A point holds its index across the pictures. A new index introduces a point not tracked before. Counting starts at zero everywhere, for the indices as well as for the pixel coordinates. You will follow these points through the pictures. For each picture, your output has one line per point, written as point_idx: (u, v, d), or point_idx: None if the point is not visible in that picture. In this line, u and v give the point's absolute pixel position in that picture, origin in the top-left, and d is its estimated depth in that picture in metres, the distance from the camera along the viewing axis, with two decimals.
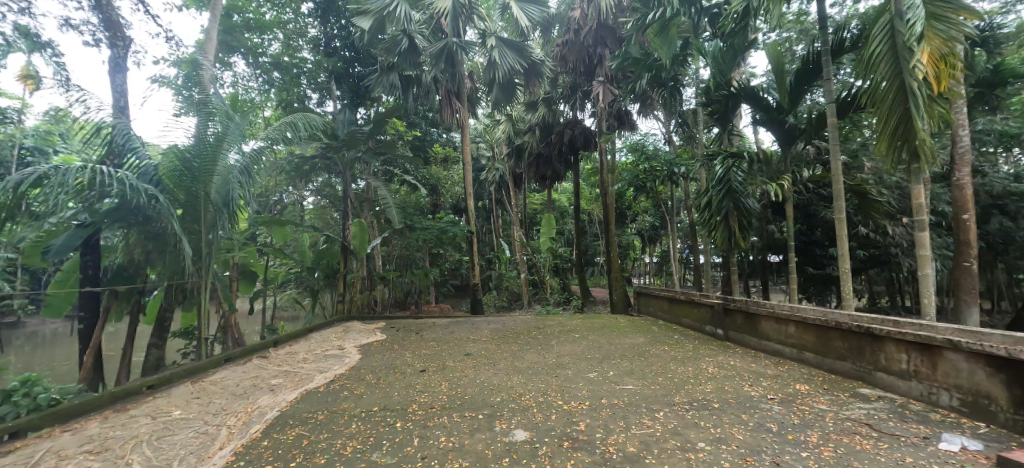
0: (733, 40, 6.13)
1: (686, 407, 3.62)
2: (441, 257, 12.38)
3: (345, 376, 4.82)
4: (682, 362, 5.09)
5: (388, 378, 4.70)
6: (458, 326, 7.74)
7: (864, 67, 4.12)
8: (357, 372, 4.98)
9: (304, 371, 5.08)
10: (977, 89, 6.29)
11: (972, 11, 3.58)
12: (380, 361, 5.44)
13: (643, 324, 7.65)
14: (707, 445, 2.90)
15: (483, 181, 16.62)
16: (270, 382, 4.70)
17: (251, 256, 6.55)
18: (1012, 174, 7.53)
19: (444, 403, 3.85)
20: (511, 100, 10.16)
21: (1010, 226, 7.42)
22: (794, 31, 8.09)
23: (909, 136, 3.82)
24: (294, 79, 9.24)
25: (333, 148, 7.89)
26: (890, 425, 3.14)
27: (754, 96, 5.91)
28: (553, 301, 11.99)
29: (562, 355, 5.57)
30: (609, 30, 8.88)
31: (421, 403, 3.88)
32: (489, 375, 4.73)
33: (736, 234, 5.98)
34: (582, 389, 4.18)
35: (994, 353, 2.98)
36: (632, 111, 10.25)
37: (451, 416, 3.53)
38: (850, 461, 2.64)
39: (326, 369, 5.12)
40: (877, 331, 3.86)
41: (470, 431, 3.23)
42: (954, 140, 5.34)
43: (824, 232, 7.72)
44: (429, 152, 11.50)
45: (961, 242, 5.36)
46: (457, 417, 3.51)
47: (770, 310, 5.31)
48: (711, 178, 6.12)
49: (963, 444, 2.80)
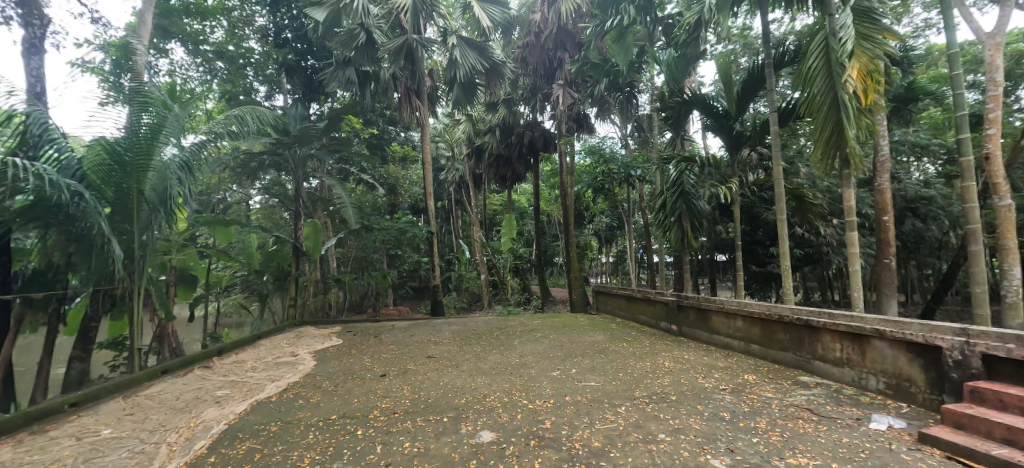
0: (685, 50, 6.48)
1: (646, 400, 3.76)
2: (399, 258, 12.09)
3: (298, 384, 4.58)
4: (640, 357, 5.27)
5: (346, 385, 4.51)
6: (418, 329, 7.56)
7: (802, 80, 4.50)
8: (313, 380, 4.73)
9: (252, 381, 4.76)
10: (895, 103, 7.00)
11: (892, 32, 3.99)
12: (337, 367, 5.21)
13: (601, 322, 7.86)
14: (667, 436, 3.01)
15: (443, 182, 16.51)
16: (215, 393, 4.37)
17: (192, 258, 6.06)
18: (922, 180, 8.42)
19: (408, 407, 3.75)
20: (471, 100, 10.08)
21: (921, 227, 8.33)
22: (739, 44, 8.71)
23: (841, 144, 4.17)
24: (240, 71, 8.63)
25: (283, 143, 7.44)
26: (828, 409, 3.42)
27: (704, 103, 6.24)
28: (513, 301, 12.11)
29: (525, 355, 5.57)
30: (569, 35, 9.13)
31: (383, 408, 3.76)
32: (452, 377, 4.67)
33: (689, 234, 6.27)
34: (546, 387, 4.23)
35: (914, 341, 3.34)
36: (590, 114, 10.50)
37: (416, 420, 3.45)
38: (795, 444, 2.84)
39: (278, 378, 4.84)
40: (814, 323, 4.20)
41: (435, 434, 3.16)
42: (877, 148, 5.90)
43: (765, 232, 8.32)
44: (388, 151, 11.23)
45: (881, 241, 5.93)
46: (421, 421, 3.43)
47: (719, 306, 5.63)
48: (666, 181, 6.40)
49: (889, 423, 3.10)
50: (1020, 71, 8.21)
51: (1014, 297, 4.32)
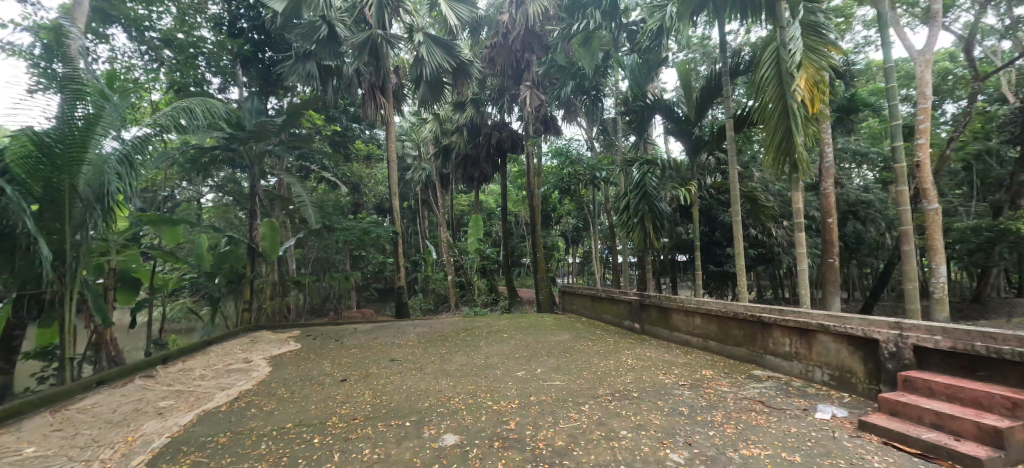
0: (648, 56, 6.69)
1: (609, 398, 3.83)
2: (363, 259, 11.79)
3: (251, 392, 4.37)
4: (604, 356, 5.37)
5: (304, 391, 4.34)
6: (382, 332, 7.39)
7: (755, 89, 4.74)
8: (267, 387, 4.52)
9: (200, 390, 4.49)
10: (839, 113, 7.50)
11: (835, 45, 4.26)
12: (294, 373, 5.00)
13: (567, 322, 7.96)
14: (629, 433, 3.08)
15: (409, 181, 16.27)
16: (158, 404, 4.09)
17: (134, 259, 5.66)
18: (862, 186, 9.05)
19: (368, 412, 3.65)
20: (438, 99, 9.94)
21: (860, 229, 8.94)
22: (699, 53, 9.10)
23: (790, 150, 4.43)
24: (190, 61, 7.86)
25: (238, 139, 7.06)
26: (778, 400, 3.61)
27: (666, 108, 6.47)
28: (480, 302, 12.07)
29: (491, 356, 5.55)
30: (536, 37, 9.22)
31: (342, 414, 3.65)
32: (416, 380, 4.60)
33: (651, 235, 6.45)
34: (511, 388, 4.23)
35: (855, 334, 3.57)
36: (557, 117, 10.63)
37: (377, 426, 3.36)
38: (748, 435, 2.97)
39: (229, 386, 4.59)
40: (766, 319, 4.43)
41: (397, 440, 3.09)
42: (823, 155, 6.28)
43: (722, 234, 8.69)
44: (351, 149, 10.95)
45: (826, 242, 6.31)
46: (382, 427, 3.35)
47: (679, 304, 5.83)
48: (629, 183, 6.57)
49: (832, 412, 3.30)
50: (945, 87, 9.00)
51: (940, 293, 4.72)
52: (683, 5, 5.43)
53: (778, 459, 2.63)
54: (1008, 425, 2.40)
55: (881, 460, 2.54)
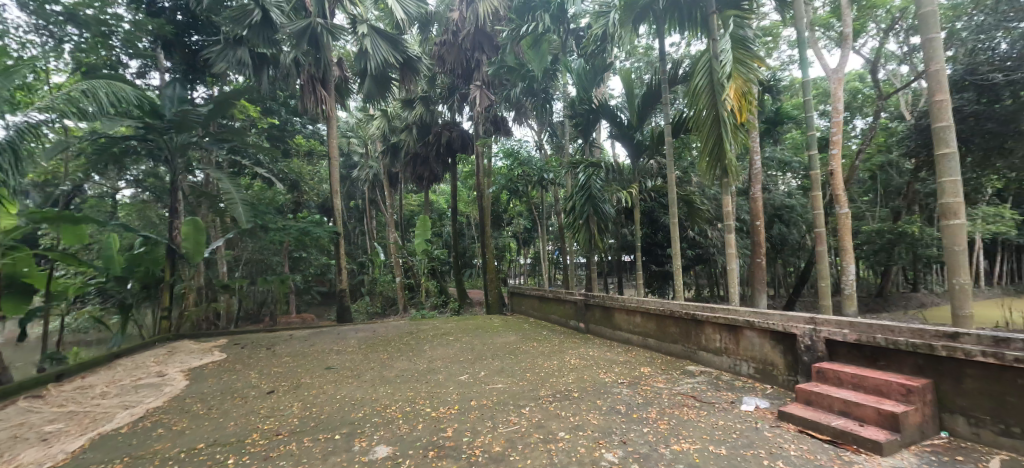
0: (594, 61, 6.89)
1: (550, 399, 3.87)
2: (303, 260, 11.21)
3: (161, 410, 3.99)
4: (549, 356, 5.44)
5: (223, 406, 4.03)
6: (320, 338, 7.04)
7: (690, 97, 5.00)
8: (182, 404, 4.14)
9: (99, 410, 4.02)
10: (766, 124, 8.07)
11: (760, 59, 4.56)
12: (215, 387, 4.63)
13: (514, 323, 7.99)
14: (566, 434, 3.11)
15: (355, 180, 15.68)
16: (43, 429, 3.62)
17: (23, 263, 5.00)
18: (785, 192, 9.79)
19: (295, 427, 3.45)
20: (385, 95, 9.62)
21: (784, 231, 9.69)
22: (643, 61, 9.48)
23: (722, 156, 4.71)
24: (102, 40, 7.02)
25: (156, 129, 6.43)
26: (708, 394, 3.81)
27: (610, 113, 6.68)
28: (429, 304, 11.82)
29: (435, 360, 5.45)
30: (486, 37, 9.19)
31: (265, 430, 3.42)
32: (352, 388, 4.42)
33: (595, 237, 6.60)
34: (452, 393, 4.16)
35: (776, 329, 3.83)
36: (507, 118, 10.65)
37: (302, 441, 3.18)
38: (679, 431, 3.11)
39: (135, 404, 4.16)
40: (699, 317, 4.66)
41: (323, 455, 2.93)
42: (751, 163, 6.71)
43: (663, 235, 9.09)
44: (291, 144, 10.38)
45: (754, 244, 6.75)
46: (309, 441, 3.17)
47: (621, 303, 6.02)
48: (575, 185, 6.70)
49: (756, 404, 3.52)
50: (855, 104, 9.97)
51: (850, 289, 5.20)
52: (625, 13, 5.62)
53: (706, 452, 2.76)
54: (903, 410, 2.66)
55: (796, 448, 2.74)
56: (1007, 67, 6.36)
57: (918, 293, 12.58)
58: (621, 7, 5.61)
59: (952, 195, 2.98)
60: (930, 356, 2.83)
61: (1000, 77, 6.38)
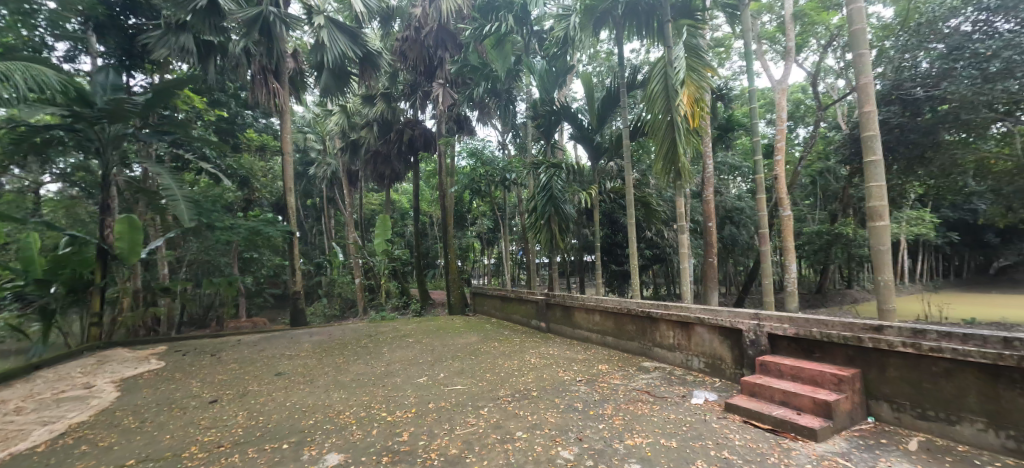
0: (555, 64, 6.97)
1: (509, 399, 3.88)
2: (255, 261, 10.68)
3: (87, 425, 3.68)
4: (509, 356, 5.45)
5: (159, 418, 3.77)
6: (271, 342, 6.73)
7: (647, 102, 5.16)
8: (111, 418, 3.83)
9: (13, 427, 3.65)
10: (719, 130, 8.45)
11: (711, 67, 4.76)
12: (150, 398, 4.32)
13: (476, 323, 7.96)
14: (523, 434, 3.13)
15: (313, 177, 15.12)
16: None
17: None
18: (736, 195, 10.30)
19: (239, 437, 3.28)
20: (344, 90, 9.32)
21: (735, 232, 10.18)
22: (604, 66, 9.71)
23: (676, 159, 4.88)
24: (21, 19, 6.34)
25: (85, 119, 5.91)
26: (662, 389, 3.94)
27: (571, 115, 6.80)
28: (390, 306, 11.58)
29: (393, 363, 5.34)
30: (449, 35, 9.09)
31: (205, 442, 3.23)
32: (303, 395, 4.25)
33: (556, 237, 6.67)
34: (409, 396, 4.08)
35: (724, 325, 4.02)
36: (470, 117, 10.59)
37: (246, 452, 3.02)
38: (633, 426, 3.19)
39: (56, 420, 3.81)
40: (654, 315, 4.82)
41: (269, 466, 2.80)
42: (704, 166, 7.00)
43: (623, 235, 9.32)
44: (241, 139, 9.88)
45: (706, 243, 7.04)
46: (254, 452, 3.02)
47: (580, 302, 6.12)
48: (537, 186, 6.76)
49: (705, 397, 3.68)
50: (798, 113, 10.63)
51: (792, 286, 5.53)
52: (585, 17, 5.74)
53: (657, 446, 2.86)
54: (834, 398, 2.86)
55: (740, 438, 2.88)
56: (927, 84, 6.97)
57: (852, 290, 13.57)
58: (581, 12, 5.73)
59: (878, 199, 3.23)
60: (859, 348, 3.06)
61: (920, 92, 7.00)
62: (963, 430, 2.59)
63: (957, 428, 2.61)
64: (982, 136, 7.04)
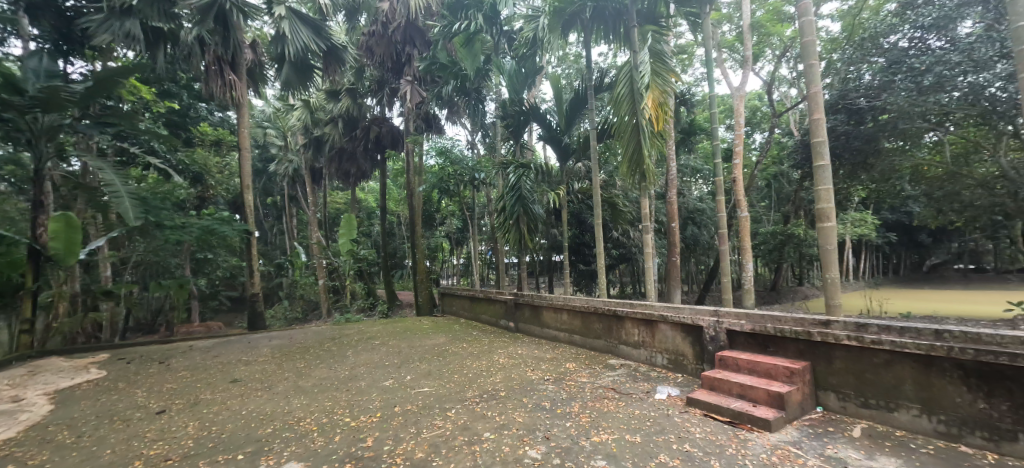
0: (524, 64, 6.98)
1: (476, 400, 3.85)
2: (210, 262, 10.15)
3: (14, 441, 3.37)
4: (478, 357, 5.42)
5: (99, 432, 3.50)
6: (226, 348, 6.41)
7: (614, 105, 5.25)
8: (42, 434, 3.52)
9: None
10: (681, 134, 8.73)
11: (675, 72, 4.89)
12: (88, 411, 4.01)
13: (445, 324, 7.87)
14: (491, 434, 3.11)
15: (273, 174, 14.54)
16: None
17: None
18: (698, 197, 10.66)
19: (189, 449, 3.09)
20: (306, 84, 8.99)
21: (696, 233, 10.54)
22: (572, 68, 9.84)
23: (641, 161, 4.98)
24: None
25: (14, 107, 5.42)
26: (627, 386, 4.01)
27: (539, 116, 6.85)
28: (356, 308, 11.28)
29: (358, 366, 5.20)
30: (418, 31, 8.94)
31: (150, 456, 3.02)
32: (261, 402, 4.06)
33: (525, 237, 6.68)
34: (374, 400, 3.97)
35: (686, 322, 4.14)
36: (439, 115, 10.47)
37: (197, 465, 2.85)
38: (599, 423, 3.23)
39: None
40: (620, 313, 4.91)
41: None
42: (668, 168, 7.21)
43: (590, 235, 9.47)
44: (194, 133, 9.36)
45: (670, 243, 7.24)
46: (205, 465, 2.85)
47: (549, 302, 6.16)
48: (506, 186, 6.75)
49: (668, 392, 3.77)
50: (755, 119, 11.14)
51: (749, 284, 5.77)
52: (553, 19, 5.79)
53: (621, 442, 2.90)
54: (787, 390, 2.99)
55: (700, 431, 2.96)
56: (870, 94, 7.42)
57: (804, 287, 14.35)
58: (550, 14, 5.78)
59: (827, 202, 3.40)
60: (809, 341, 3.22)
61: (864, 102, 7.47)
62: (900, 416, 2.76)
63: (895, 415, 2.79)
64: (918, 144, 7.58)
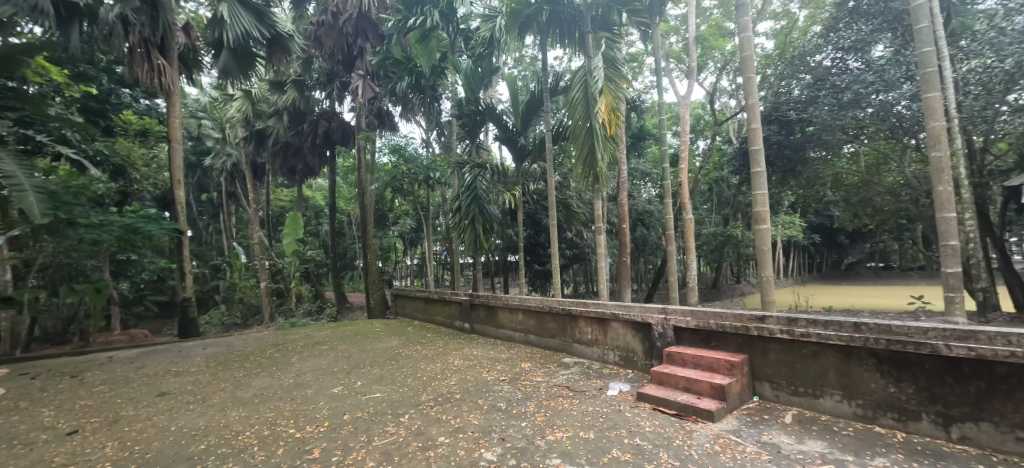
0: (481, 63, 6.94)
1: (431, 404, 3.77)
2: (132, 263, 9.24)
3: None
4: (432, 359, 5.31)
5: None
6: (151, 357, 5.86)
7: (569, 108, 5.34)
8: None
9: None
10: (632, 138, 9.05)
11: (627, 78, 5.05)
12: None
13: (398, 327, 7.66)
14: (446, 438, 3.06)
15: (208, 169, 13.51)
16: None
17: None
18: (647, 199, 11.11)
19: None
20: (247, 74, 8.42)
21: (646, 234, 10.99)
22: (528, 69, 9.90)
23: (594, 164, 5.10)
24: None
25: None
26: (580, 384, 4.09)
27: (495, 116, 6.84)
28: (301, 312, 10.72)
29: (303, 374, 4.92)
30: (370, 24, 8.63)
31: None
32: (193, 416, 3.73)
33: (481, 237, 6.63)
34: (322, 409, 3.77)
35: (636, 320, 4.28)
36: (393, 112, 10.20)
37: None
38: (554, 421, 3.27)
39: None
40: (573, 312, 5.00)
41: None
42: (620, 172, 7.45)
43: (545, 236, 9.60)
44: (114, 121, 8.49)
45: (621, 244, 7.50)
46: None
47: (504, 302, 6.16)
48: (461, 186, 6.68)
49: (619, 388, 3.89)
50: (699, 127, 11.79)
51: (694, 283, 6.09)
52: (511, 20, 5.82)
53: (576, 439, 2.95)
54: (727, 382, 3.18)
55: (650, 425, 3.08)
56: (799, 108, 8.02)
57: (741, 285, 15.37)
58: (506, 15, 5.80)
59: (764, 205, 3.65)
60: (746, 335, 3.44)
61: (794, 115, 8.14)
62: (825, 402, 3.01)
63: (820, 401, 3.04)
64: (838, 154, 8.34)
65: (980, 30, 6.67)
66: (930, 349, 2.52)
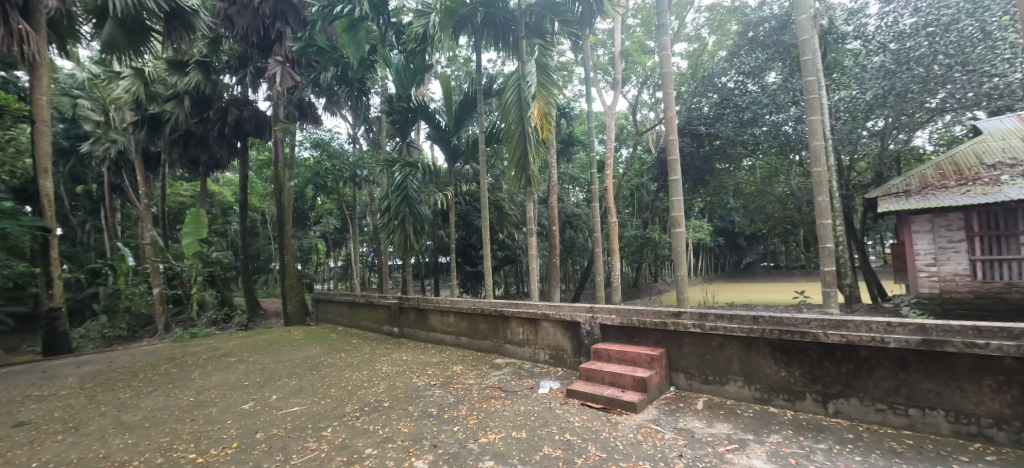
0: (414, 60, 6.74)
1: (357, 414, 3.57)
2: None
3: None
4: (357, 367, 5.03)
5: None
6: (3, 381, 4.87)
7: (502, 112, 5.40)
8: None
9: None
10: (562, 144, 9.37)
11: (558, 86, 5.22)
12: None
13: (319, 334, 7.16)
14: (373, 450, 2.91)
15: (85, 156, 11.62)
16: None
17: None
18: (575, 203, 11.58)
19: None
20: (138, 50, 7.34)
21: (574, 236, 11.44)
22: (462, 69, 9.84)
23: (527, 167, 5.18)
24: None
25: None
26: (511, 384, 4.13)
27: (427, 115, 6.70)
28: (203, 321, 9.59)
29: (206, 390, 4.39)
30: (291, 7, 7.95)
31: None
32: (62, 448, 3.16)
33: (411, 238, 6.45)
34: (229, 428, 3.39)
35: (566, 319, 4.42)
36: (314, 103, 9.55)
37: None
38: (486, 423, 3.26)
39: None
40: (505, 313, 5.03)
41: None
42: (550, 175, 7.66)
43: (477, 237, 9.59)
44: None
45: (551, 245, 7.71)
46: None
47: (435, 304, 6.02)
48: (391, 184, 6.43)
49: (550, 386, 3.99)
50: (621, 136, 12.56)
51: (618, 282, 6.45)
52: (444, 18, 5.66)
53: (508, 439, 2.97)
54: (646, 374, 3.40)
55: (578, 420, 3.20)
56: (707, 123, 8.96)
57: (657, 284, 16.60)
58: (441, 12, 5.63)
59: (680, 210, 3.96)
60: (665, 331, 3.71)
61: (704, 129, 9.01)
62: (730, 388, 3.35)
63: (726, 387, 3.37)
64: (738, 166, 9.39)
65: (848, 66, 7.90)
66: (812, 337, 2.92)
